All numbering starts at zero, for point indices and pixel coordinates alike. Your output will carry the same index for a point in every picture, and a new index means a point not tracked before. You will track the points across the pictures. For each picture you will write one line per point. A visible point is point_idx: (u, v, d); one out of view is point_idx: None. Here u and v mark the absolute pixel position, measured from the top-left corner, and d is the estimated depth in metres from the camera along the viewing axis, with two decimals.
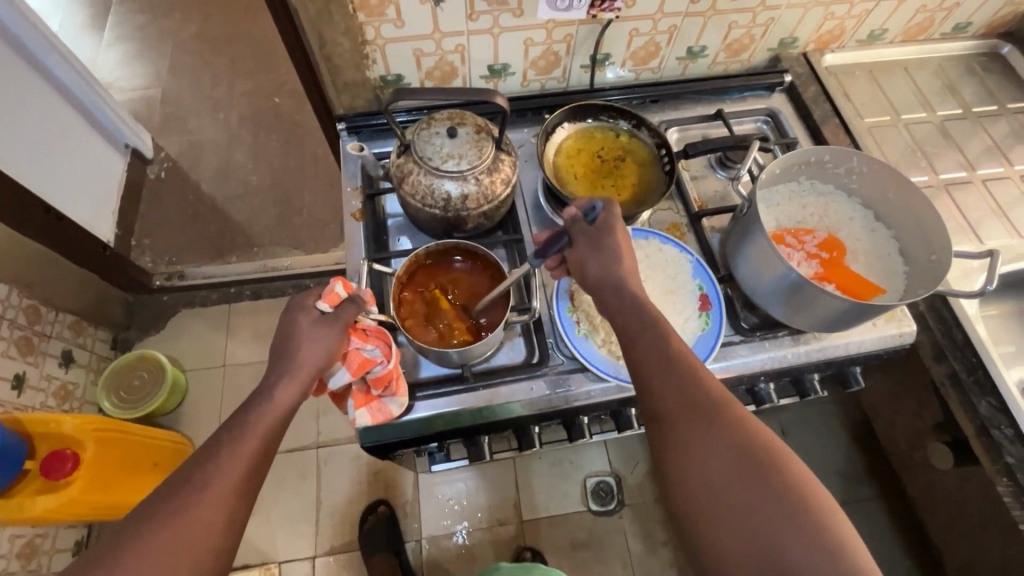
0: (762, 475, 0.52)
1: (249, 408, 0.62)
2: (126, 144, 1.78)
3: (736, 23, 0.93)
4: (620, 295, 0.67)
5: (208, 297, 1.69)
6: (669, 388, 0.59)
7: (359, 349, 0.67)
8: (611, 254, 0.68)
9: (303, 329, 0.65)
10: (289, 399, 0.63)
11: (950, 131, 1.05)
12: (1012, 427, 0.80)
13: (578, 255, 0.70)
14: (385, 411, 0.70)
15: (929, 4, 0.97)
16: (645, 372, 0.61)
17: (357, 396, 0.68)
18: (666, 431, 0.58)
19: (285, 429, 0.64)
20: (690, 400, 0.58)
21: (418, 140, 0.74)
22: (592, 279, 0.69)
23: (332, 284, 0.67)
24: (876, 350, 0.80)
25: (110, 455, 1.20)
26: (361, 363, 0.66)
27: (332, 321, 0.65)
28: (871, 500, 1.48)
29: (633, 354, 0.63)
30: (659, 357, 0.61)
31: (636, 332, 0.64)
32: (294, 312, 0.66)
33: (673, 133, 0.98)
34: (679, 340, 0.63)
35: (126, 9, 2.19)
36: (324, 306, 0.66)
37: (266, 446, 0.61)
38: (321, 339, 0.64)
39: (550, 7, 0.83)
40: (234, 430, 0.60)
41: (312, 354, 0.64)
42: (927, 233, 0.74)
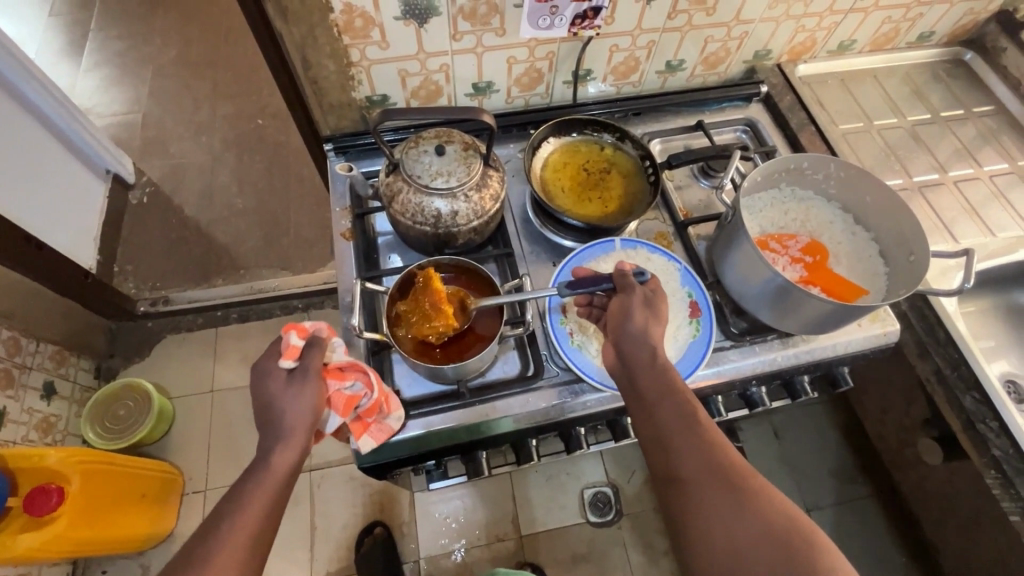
0: (789, 547, 0.52)
1: (247, 477, 0.62)
2: (107, 170, 1.76)
3: (712, 37, 0.97)
4: (645, 356, 0.67)
5: (194, 322, 1.67)
6: (691, 458, 0.60)
7: (339, 388, 0.66)
8: (655, 314, 0.70)
9: (278, 394, 0.63)
10: (286, 459, 0.63)
11: (920, 136, 1.08)
12: (997, 420, 0.81)
13: (623, 304, 0.70)
14: (387, 428, 0.70)
15: (894, 15, 1.02)
16: (664, 438, 0.63)
17: (354, 428, 0.68)
18: (689, 501, 0.59)
19: (287, 491, 0.64)
20: (713, 472, 0.59)
21: (406, 158, 0.75)
22: (631, 331, 0.69)
23: (286, 338, 0.65)
24: (863, 349, 0.82)
25: (96, 488, 1.17)
26: (347, 402, 0.66)
27: (303, 378, 0.63)
28: (864, 498, 1.50)
29: (650, 419, 0.64)
30: (678, 425, 0.62)
31: (653, 398, 0.65)
32: (263, 379, 0.65)
33: (656, 145, 1.01)
34: (698, 406, 0.64)
35: (104, 35, 2.19)
36: (287, 364, 0.64)
37: (269, 513, 0.61)
38: (300, 399, 0.63)
39: (532, 27, 0.85)
40: (232, 503, 0.60)
41: (297, 412, 0.63)
42: (904, 234, 0.77)
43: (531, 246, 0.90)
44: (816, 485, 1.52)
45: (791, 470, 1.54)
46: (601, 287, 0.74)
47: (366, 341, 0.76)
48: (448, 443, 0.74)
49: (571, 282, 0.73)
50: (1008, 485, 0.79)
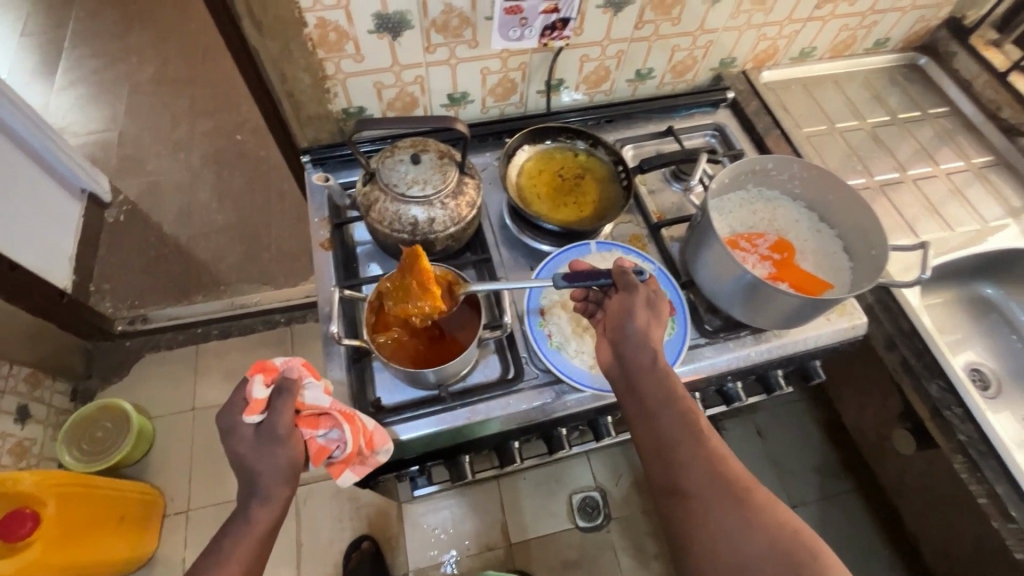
0: (791, 557, 0.55)
1: (229, 529, 0.62)
2: (82, 188, 1.74)
3: (679, 46, 1.00)
4: (644, 360, 0.68)
5: (174, 340, 1.65)
6: (694, 468, 0.62)
7: (312, 436, 0.65)
8: (656, 315, 0.70)
9: (251, 452, 0.62)
10: (265, 519, 0.62)
11: (881, 137, 1.13)
12: (962, 406, 0.84)
13: (624, 304, 0.71)
14: (371, 464, 0.69)
15: (850, 22, 1.06)
16: (667, 447, 0.64)
17: (332, 471, 0.66)
18: (693, 510, 0.61)
19: (271, 540, 0.64)
20: (716, 481, 0.61)
21: (382, 168, 0.76)
22: (632, 331, 0.69)
23: (251, 389, 0.63)
24: (832, 342, 0.85)
25: (73, 511, 1.14)
26: (319, 452, 0.65)
27: (272, 434, 0.62)
28: (846, 492, 1.53)
29: (652, 427, 0.66)
30: (680, 434, 0.64)
31: (654, 406, 0.66)
32: (228, 440, 0.63)
33: (629, 150, 1.03)
34: (698, 414, 0.66)
35: (79, 54, 2.17)
36: (252, 419, 0.62)
37: (251, 566, 0.62)
38: (275, 454, 0.62)
39: (503, 38, 0.87)
40: (212, 559, 0.61)
41: (273, 469, 0.62)
42: (866, 231, 0.80)
43: (509, 251, 0.92)
44: (800, 481, 1.55)
45: (774, 468, 1.56)
46: (600, 282, 0.74)
47: (346, 348, 0.76)
48: (431, 447, 0.74)
49: (568, 274, 0.73)
50: (975, 469, 0.81)
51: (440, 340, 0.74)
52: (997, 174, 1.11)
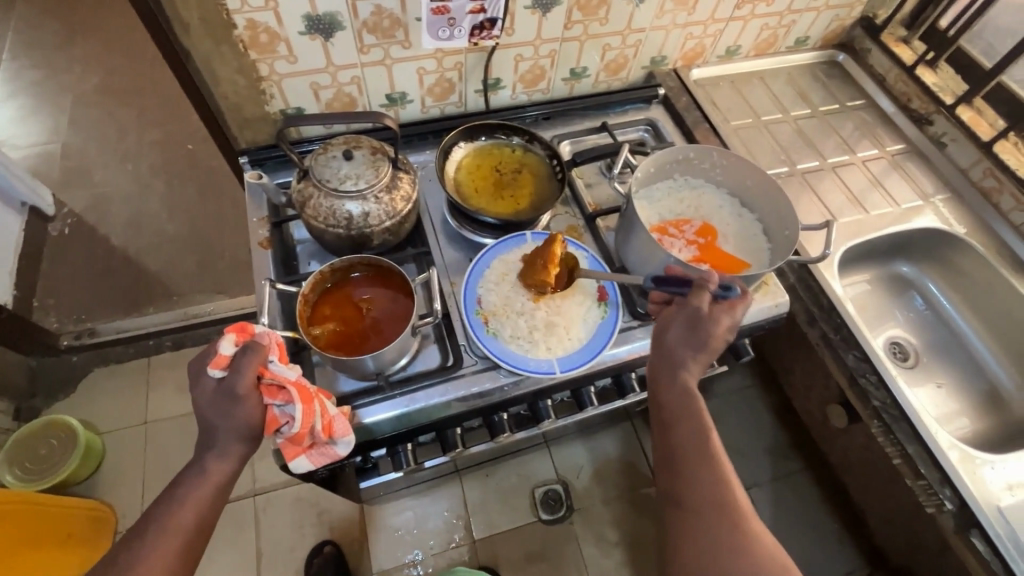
0: None
1: (182, 481, 0.63)
2: (24, 202, 1.69)
3: (610, 45, 1.05)
4: (671, 374, 0.70)
5: (124, 353, 1.61)
6: (697, 488, 0.64)
7: (271, 405, 0.64)
8: (701, 331, 0.68)
9: (208, 403, 0.63)
10: (220, 471, 0.63)
11: (805, 129, 1.20)
12: (876, 374, 0.90)
13: (670, 316, 0.72)
14: (329, 454, 0.70)
15: (770, 22, 1.13)
16: (675, 459, 0.67)
17: (286, 449, 0.67)
18: (687, 524, 0.63)
19: (226, 495, 0.65)
20: (715, 503, 0.63)
21: (315, 165, 0.77)
22: (669, 340, 0.71)
23: (219, 344, 0.64)
24: (758, 321, 0.89)
25: (14, 529, 1.10)
26: (271, 420, 0.65)
27: (231, 392, 0.62)
28: (797, 471, 1.59)
29: (667, 440, 0.68)
30: (692, 451, 0.66)
31: (671, 417, 0.68)
32: (192, 389, 0.64)
33: (566, 146, 1.07)
34: (715, 438, 0.67)
35: (19, 65, 2.12)
36: (217, 373, 0.63)
37: (203, 518, 0.62)
38: (230, 411, 0.62)
39: (432, 38, 0.89)
40: (163, 507, 0.61)
41: (233, 423, 0.63)
42: (780, 213, 0.85)
43: (449, 244, 0.94)
44: (754, 463, 1.60)
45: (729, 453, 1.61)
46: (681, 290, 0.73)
47: (285, 340, 0.77)
48: (370, 437, 0.76)
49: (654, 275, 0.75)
50: (889, 432, 0.87)
51: (386, 326, 0.76)
52: (911, 161, 1.18)
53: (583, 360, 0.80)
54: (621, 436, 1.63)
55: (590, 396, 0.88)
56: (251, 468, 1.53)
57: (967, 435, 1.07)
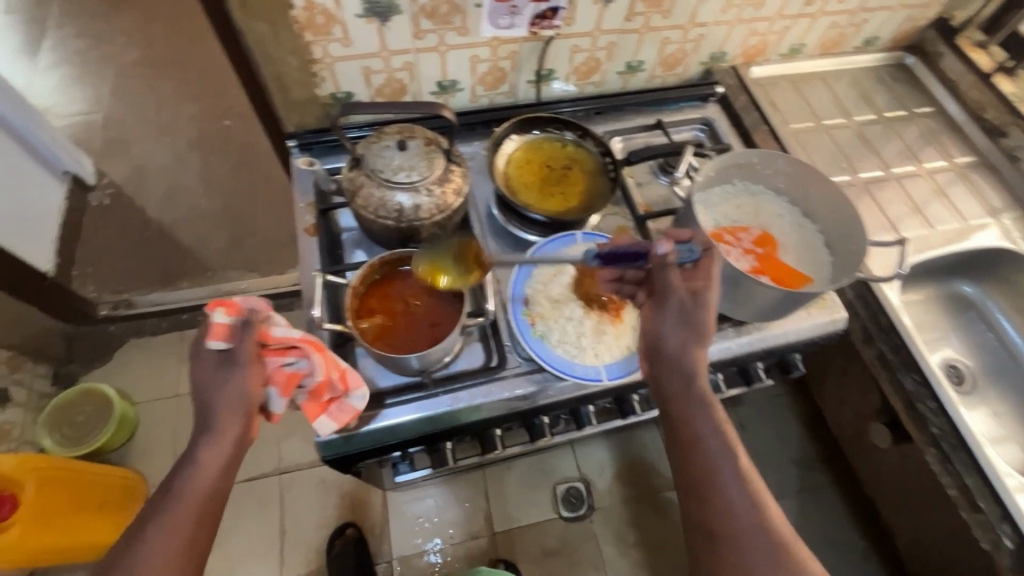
0: None
1: (177, 474, 0.62)
2: (66, 171, 1.71)
3: (670, 39, 1.00)
4: (685, 388, 0.68)
5: (158, 325, 1.64)
6: (731, 506, 0.64)
7: (280, 364, 0.65)
8: (695, 329, 0.68)
9: (210, 384, 0.62)
10: (214, 459, 0.62)
11: (866, 135, 1.14)
12: (935, 400, 0.87)
13: (657, 320, 0.70)
14: (348, 411, 0.69)
15: (839, 20, 1.07)
16: (704, 479, 0.65)
17: (308, 407, 0.67)
18: (723, 545, 0.63)
19: (226, 488, 0.64)
20: (751, 521, 0.63)
21: (368, 154, 0.76)
22: (669, 350, 0.69)
23: (210, 317, 0.62)
24: (812, 336, 0.86)
25: (54, 494, 1.14)
26: (288, 378, 0.65)
27: (233, 361, 0.62)
28: (826, 485, 1.55)
29: (688, 458, 0.67)
30: (721, 470, 0.65)
31: (699, 433, 0.67)
32: (195, 365, 0.63)
33: (617, 143, 1.03)
34: (739, 451, 0.67)
35: (63, 34, 2.13)
36: (219, 347, 0.62)
37: (205, 515, 0.61)
38: (232, 393, 0.62)
39: (492, 26, 0.87)
40: (161, 501, 0.61)
41: (227, 406, 0.62)
42: (847, 226, 0.81)
43: (496, 241, 0.92)
44: (781, 475, 1.56)
45: (756, 461, 1.58)
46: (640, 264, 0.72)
47: (330, 332, 0.77)
48: (412, 434, 0.75)
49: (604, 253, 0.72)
50: (946, 461, 0.84)
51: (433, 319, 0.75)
52: (979, 174, 1.12)
53: (630, 369, 0.78)
54: (646, 437, 1.61)
55: (633, 404, 0.86)
56: (278, 446, 1.55)
57: (1020, 465, 1.02)
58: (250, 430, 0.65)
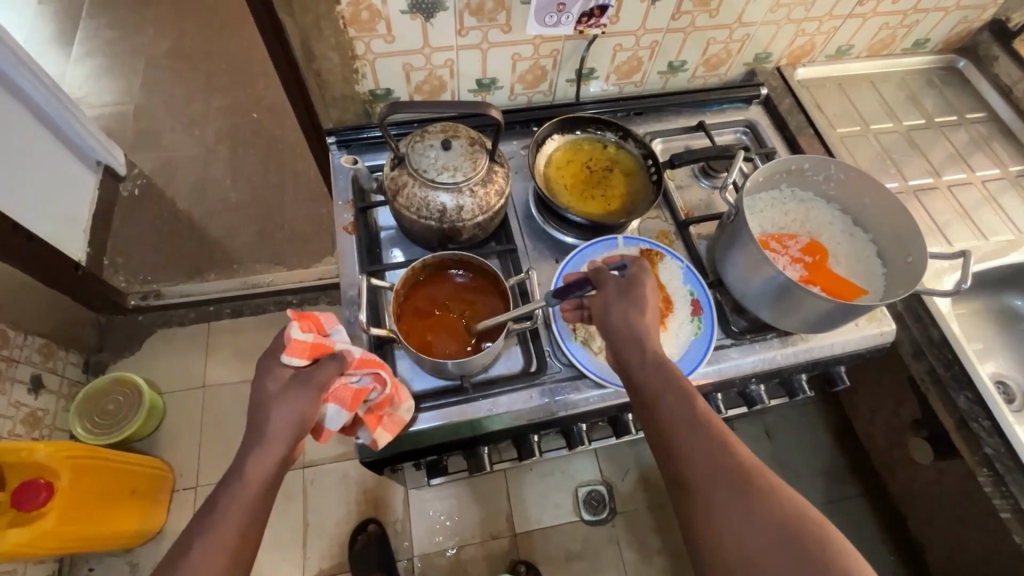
0: (804, 552, 0.49)
1: (223, 487, 0.59)
2: (98, 161, 1.73)
3: (714, 39, 0.97)
4: (635, 349, 0.66)
5: (185, 316, 1.65)
6: (695, 454, 0.57)
7: (346, 381, 0.66)
8: (636, 303, 0.69)
9: (272, 395, 0.61)
10: (259, 475, 0.59)
11: (915, 140, 1.10)
12: (989, 419, 0.84)
13: (602, 302, 0.71)
14: (397, 422, 0.70)
15: (891, 21, 1.03)
16: (665, 435, 0.60)
17: (367, 421, 0.67)
18: (693, 499, 0.56)
19: (267, 505, 0.60)
20: (718, 468, 0.56)
21: (412, 152, 0.75)
22: (614, 325, 0.69)
23: (289, 333, 0.64)
24: (860, 349, 0.83)
25: (86, 483, 1.15)
26: (355, 394, 0.65)
27: (306, 378, 0.62)
28: (855, 497, 1.52)
29: (650, 417, 0.62)
30: (680, 421, 0.59)
31: (655, 391, 0.62)
32: (262, 379, 0.63)
33: (657, 144, 1.01)
34: (700, 401, 0.61)
35: (96, 24, 2.15)
36: (292, 360, 0.63)
37: (247, 533, 0.57)
38: (291, 404, 0.61)
39: (538, 24, 0.85)
40: (204, 518, 0.57)
41: (281, 421, 0.60)
42: (903, 236, 0.78)
43: (534, 243, 0.90)
44: (808, 485, 1.53)
45: (782, 471, 1.55)
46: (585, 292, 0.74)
47: (369, 336, 0.75)
48: (450, 437, 0.74)
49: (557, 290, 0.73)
50: (1000, 483, 0.81)
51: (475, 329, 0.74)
52: None
53: None
54: None
55: None
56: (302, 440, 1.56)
57: None
58: (294, 450, 0.62)
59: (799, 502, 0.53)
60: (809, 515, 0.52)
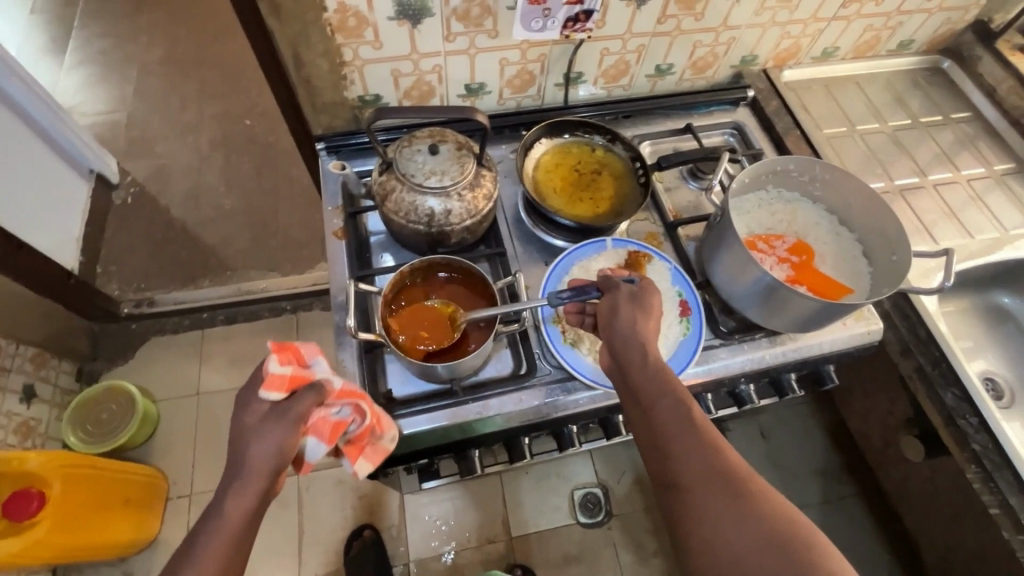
0: (793, 559, 0.49)
1: (204, 523, 0.59)
2: (90, 169, 1.73)
3: (701, 42, 0.98)
4: (632, 352, 0.65)
5: (179, 324, 1.65)
6: (688, 459, 0.57)
7: (325, 414, 0.64)
8: (642, 308, 0.68)
9: (250, 429, 0.61)
10: (239, 510, 0.59)
11: (901, 140, 1.11)
12: (977, 416, 0.85)
13: (610, 304, 0.70)
14: (380, 450, 0.70)
15: (875, 23, 1.05)
16: (659, 439, 0.60)
17: (349, 452, 0.67)
18: (684, 502, 0.56)
19: (249, 538, 0.60)
20: (710, 474, 0.56)
21: (399, 157, 0.75)
22: (620, 327, 0.67)
23: (267, 366, 0.62)
24: (849, 348, 0.84)
25: (79, 493, 1.15)
26: (334, 427, 0.64)
27: (284, 413, 0.61)
28: (850, 496, 1.52)
29: (645, 420, 0.62)
30: (674, 425, 0.59)
31: (651, 394, 0.62)
32: (240, 413, 0.62)
33: (646, 147, 1.02)
34: (695, 406, 0.60)
35: (89, 33, 2.16)
36: (269, 395, 0.61)
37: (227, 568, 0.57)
38: (268, 437, 0.60)
39: (524, 29, 0.85)
40: (185, 553, 0.57)
41: (259, 455, 0.59)
42: (888, 235, 0.79)
43: (524, 246, 0.91)
44: (804, 484, 1.53)
45: (778, 471, 1.55)
46: (591, 296, 0.74)
47: (359, 341, 0.76)
48: (441, 441, 0.74)
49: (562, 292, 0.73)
50: (988, 480, 0.82)
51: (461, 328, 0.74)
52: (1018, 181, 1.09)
53: None
54: None
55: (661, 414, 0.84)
56: None
57: None
58: (275, 483, 0.62)
59: (789, 509, 0.53)
60: (799, 523, 0.52)
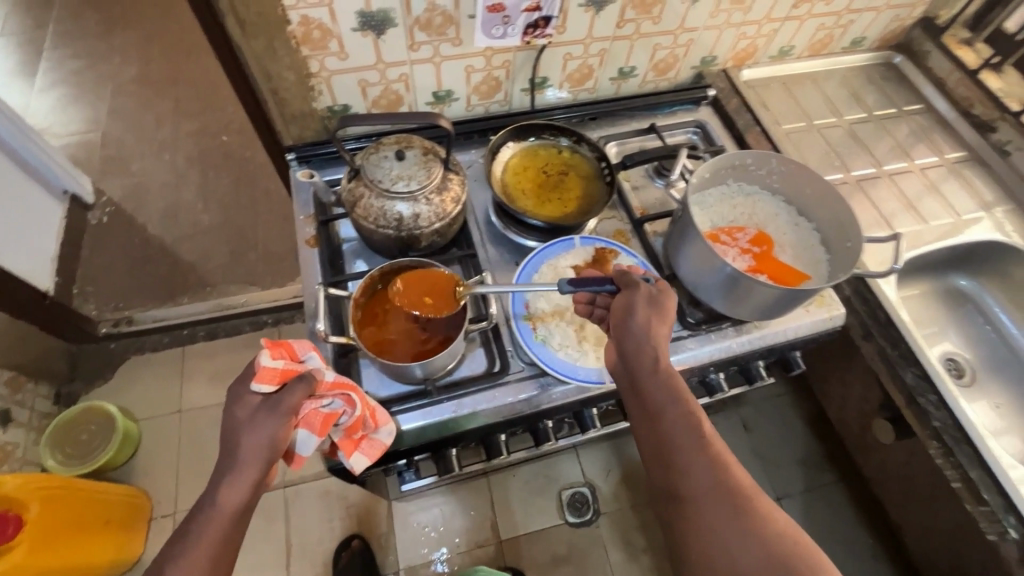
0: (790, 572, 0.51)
1: (195, 514, 0.59)
2: (64, 190, 1.72)
3: (660, 44, 1.02)
4: (641, 362, 0.66)
5: (159, 342, 1.64)
6: (693, 473, 0.58)
7: (316, 406, 0.65)
8: (658, 312, 0.68)
9: (242, 422, 0.61)
10: (233, 501, 0.59)
11: (858, 134, 1.15)
12: (936, 394, 0.88)
13: (626, 301, 0.70)
14: (376, 445, 0.71)
15: (826, 22, 1.09)
16: (665, 450, 0.61)
17: (344, 446, 0.69)
18: (687, 512, 0.57)
19: (241, 528, 0.61)
20: (714, 487, 0.57)
21: (367, 164, 0.77)
22: (634, 328, 0.68)
23: (258, 360, 0.63)
24: (812, 334, 0.87)
25: (58, 514, 1.13)
26: (325, 419, 0.65)
27: (275, 405, 0.61)
28: (831, 484, 1.55)
29: (651, 430, 0.63)
30: (681, 439, 0.60)
31: (659, 406, 0.62)
32: (233, 406, 0.62)
33: (612, 148, 1.05)
34: (703, 420, 0.61)
35: (60, 54, 2.15)
36: (261, 388, 0.62)
37: (219, 558, 0.58)
38: (262, 428, 0.61)
39: (485, 36, 0.88)
40: (178, 545, 0.57)
41: (253, 446, 0.60)
42: (841, 223, 0.82)
43: (495, 248, 0.93)
44: (786, 474, 1.56)
45: (761, 461, 1.58)
46: (604, 288, 0.74)
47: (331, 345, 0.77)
48: (417, 441, 0.76)
49: (574, 281, 0.74)
50: (950, 454, 0.85)
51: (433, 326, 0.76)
52: (970, 169, 1.14)
53: None
54: None
55: None
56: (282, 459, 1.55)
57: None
58: (268, 474, 0.63)
59: (790, 525, 0.55)
60: (797, 537, 0.54)
